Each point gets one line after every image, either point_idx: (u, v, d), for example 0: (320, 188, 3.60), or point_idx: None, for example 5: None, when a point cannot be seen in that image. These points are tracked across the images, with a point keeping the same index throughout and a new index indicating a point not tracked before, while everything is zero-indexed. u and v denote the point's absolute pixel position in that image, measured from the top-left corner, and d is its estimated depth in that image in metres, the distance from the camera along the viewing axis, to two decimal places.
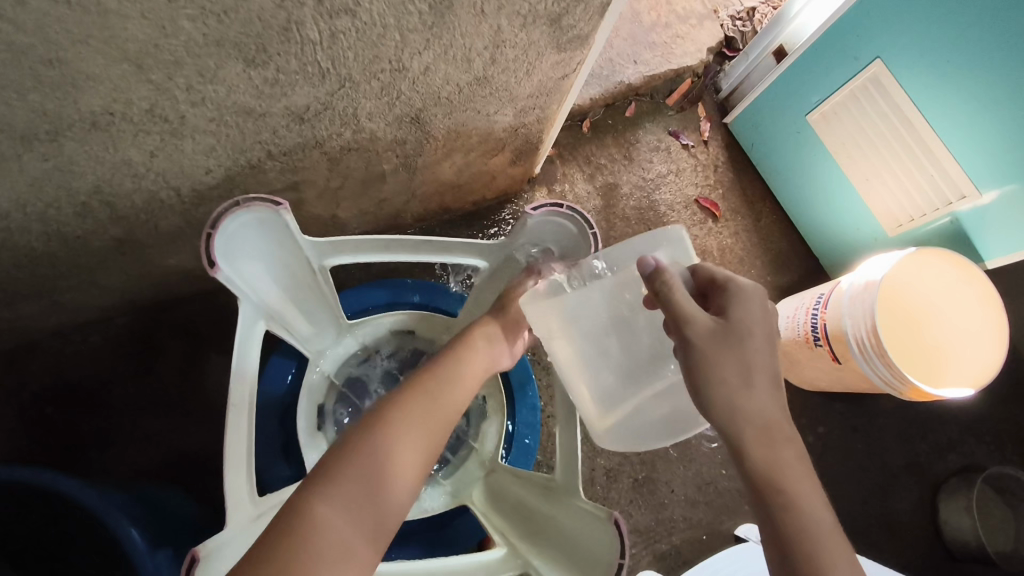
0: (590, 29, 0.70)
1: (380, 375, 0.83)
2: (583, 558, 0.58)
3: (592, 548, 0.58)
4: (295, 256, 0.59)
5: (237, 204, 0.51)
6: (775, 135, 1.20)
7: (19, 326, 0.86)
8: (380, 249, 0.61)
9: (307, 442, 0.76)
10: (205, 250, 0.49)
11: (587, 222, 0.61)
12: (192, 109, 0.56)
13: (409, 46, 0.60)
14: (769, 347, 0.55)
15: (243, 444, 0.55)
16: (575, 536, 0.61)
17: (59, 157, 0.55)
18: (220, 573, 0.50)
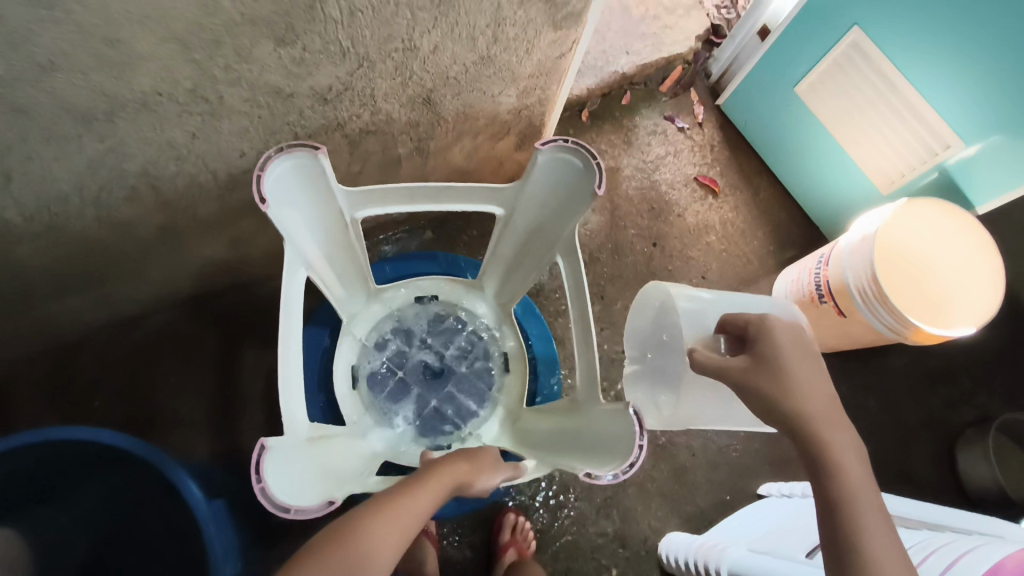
0: (582, 6, 0.77)
1: (409, 339, 0.88)
2: (608, 448, 0.63)
3: (614, 437, 0.63)
4: (331, 207, 0.66)
5: (280, 150, 0.57)
6: (766, 110, 1.26)
7: (70, 321, 0.93)
8: (405, 197, 0.68)
9: (345, 401, 0.83)
10: (256, 188, 0.55)
11: (590, 154, 0.62)
12: (229, 89, 0.63)
13: (419, 24, 0.66)
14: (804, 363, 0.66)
15: (292, 370, 0.62)
16: (603, 434, 0.65)
17: (114, 137, 0.62)
18: (283, 473, 0.54)
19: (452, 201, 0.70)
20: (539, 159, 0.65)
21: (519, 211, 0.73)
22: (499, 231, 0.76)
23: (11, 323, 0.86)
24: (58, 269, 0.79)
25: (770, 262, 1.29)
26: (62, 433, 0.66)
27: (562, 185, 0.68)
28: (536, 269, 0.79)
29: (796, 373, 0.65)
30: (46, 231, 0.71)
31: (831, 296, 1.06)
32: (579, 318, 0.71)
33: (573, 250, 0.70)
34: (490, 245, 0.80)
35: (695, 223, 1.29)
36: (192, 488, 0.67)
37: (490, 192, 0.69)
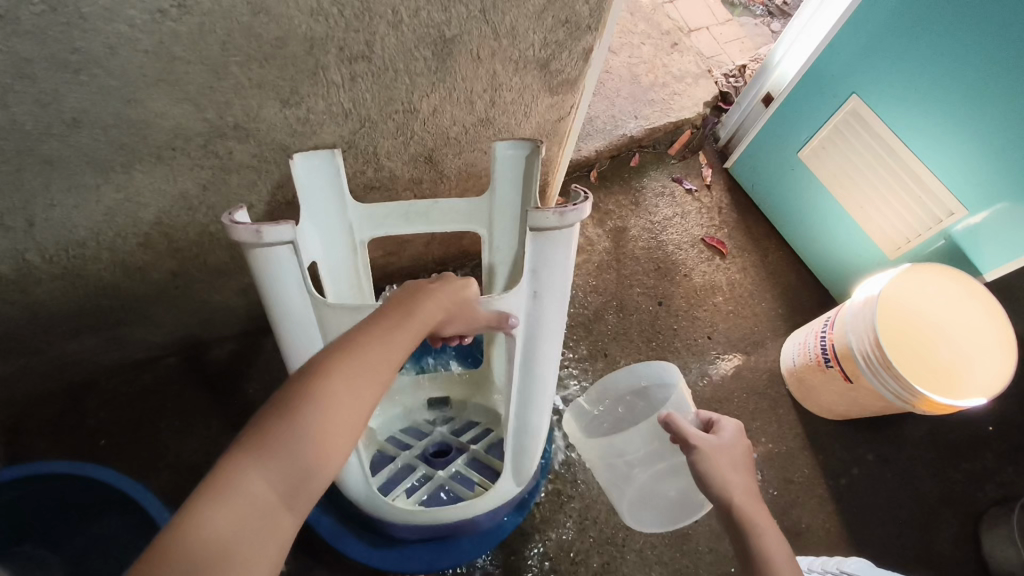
0: (577, 74, 0.81)
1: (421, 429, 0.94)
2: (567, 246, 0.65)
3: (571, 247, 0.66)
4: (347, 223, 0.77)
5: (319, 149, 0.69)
6: (772, 173, 1.29)
7: (86, 360, 0.97)
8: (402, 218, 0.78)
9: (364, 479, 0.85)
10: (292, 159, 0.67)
11: (530, 140, 0.72)
12: (239, 146, 0.68)
13: (418, 88, 0.72)
14: (742, 470, 0.68)
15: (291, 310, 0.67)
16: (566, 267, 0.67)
17: (130, 187, 0.67)
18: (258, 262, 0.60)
19: (441, 222, 0.79)
20: (494, 152, 0.74)
21: (499, 229, 0.82)
22: (487, 261, 0.86)
23: (29, 360, 0.90)
24: (72, 310, 0.83)
25: (780, 324, 1.27)
26: (57, 467, 0.70)
27: (519, 181, 0.76)
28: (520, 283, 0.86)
29: (738, 475, 0.67)
30: (63, 273, 0.75)
31: (836, 359, 1.04)
32: None
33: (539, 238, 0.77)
34: (484, 280, 0.88)
35: (702, 283, 1.29)
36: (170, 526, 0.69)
37: (466, 205, 0.79)
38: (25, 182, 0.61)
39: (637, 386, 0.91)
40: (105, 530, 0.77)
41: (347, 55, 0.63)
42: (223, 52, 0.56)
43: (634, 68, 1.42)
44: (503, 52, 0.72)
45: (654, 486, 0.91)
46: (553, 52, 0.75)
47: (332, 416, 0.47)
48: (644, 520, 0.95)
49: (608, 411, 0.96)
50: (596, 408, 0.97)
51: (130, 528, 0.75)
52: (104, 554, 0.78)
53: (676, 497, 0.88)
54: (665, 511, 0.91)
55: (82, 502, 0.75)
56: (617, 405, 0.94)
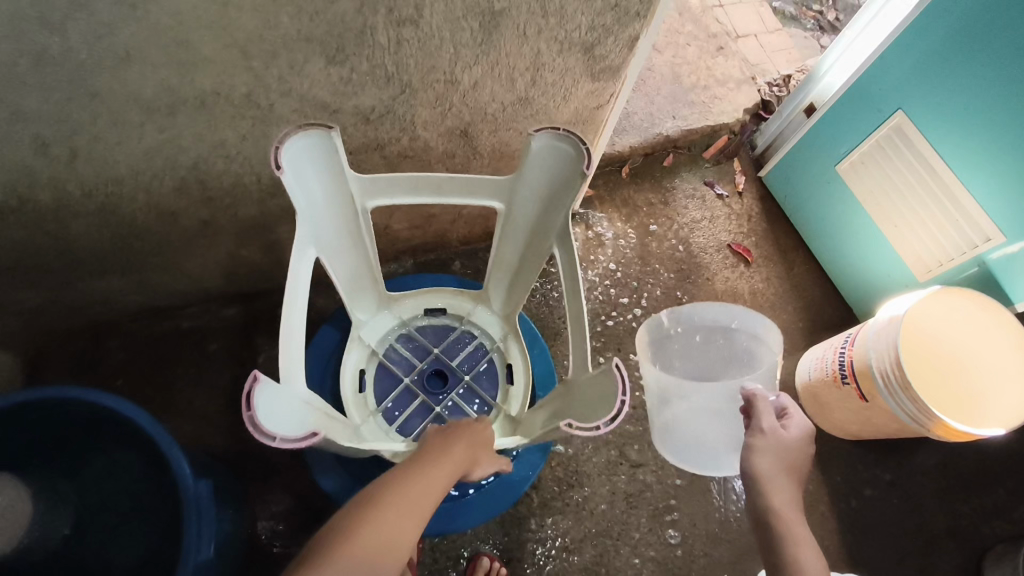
0: (620, 62, 0.81)
1: (417, 349, 0.85)
2: (589, 405, 0.64)
3: (593, 399, 0.64)
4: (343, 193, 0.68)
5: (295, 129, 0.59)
6: (806, 185, 1.27)
7: (112, 299, 0.99)
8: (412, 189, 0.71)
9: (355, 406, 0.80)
10: (274, 155, 0.57)
11: (579, 141, 0.63)
12: (281, 99, 0.69)
13: (461, 58, 0.72)
14: (792, 472, 0.72)
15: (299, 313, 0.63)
16: (586, 394, 0.66)
17: (172, 130, 0.68)
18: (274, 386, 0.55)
19: (455, 194, 0.72)
20: (530, 148, 0.65)
21: (518, 206, 0.73)
22: (501, 232, 0.77)
23: (59, 293, 0.92)
24: (103, 248, 0.85)
25: (797, 338, 1.25)
26: (78, 393, 0.71)
27: (556, 177, 0.68)
28: (536, 264, 0.78)
29: (786, 476, 0.71)
30: (99, 210, 0.77)
31: (853, 377, 1.03)
32: (573, 292, 0.70)
33: (566, 235, 0.70)
34: (496, 245, 0.80)
35: (724, 289, 1.28)
36: (179, 463, 0.70)
37: (491, 183, 0.70)
38: (73, 112, 0.63)
39: (725, 325, 0.94)
40: (120, 459, 0.79)
41: (396, 18, 0.63)
42: (275, 1, 0.57)
43: (677, 67, 1.41)
44: (550, 32, 0.72)
45: (691, 420, 0.94)
46: (599, 37, 0.75)
47: (370, 534, 0.49)
48: (669, 450, 1.01)
49: (681, 334, 0.97)
50: (673, 326, 0.97)
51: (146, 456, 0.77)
52: (124, 491, 0.81)
53: (718, 443, 0.93)
54: (692, 451, 0.97)
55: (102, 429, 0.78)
56: (696, 334, 0.97)
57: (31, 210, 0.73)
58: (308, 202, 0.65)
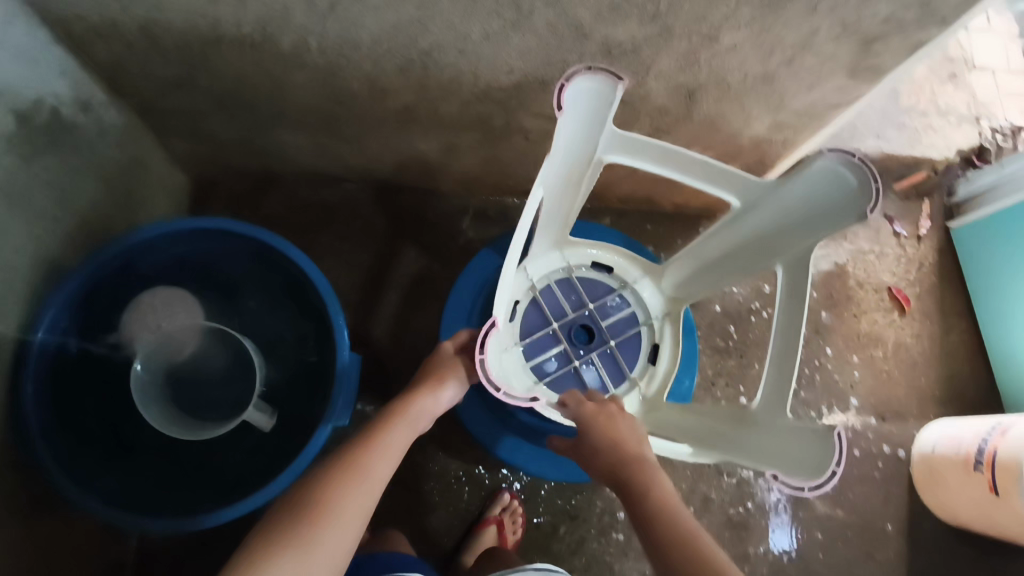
0: (889, 65, 0.74)
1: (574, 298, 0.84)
2: (789, 461, 0.61)
3: (798, 456, 0.61)
4: (587, 146, 0.65)
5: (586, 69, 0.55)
6: (996, 254, 1.16)
7: (287, 154, 1.03)
8: (661, 159, 0.66)
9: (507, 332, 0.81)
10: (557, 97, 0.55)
11: (875, 176, 0.55)
12: (542, 9, 0.65)
13: (735, 16, 0.66)
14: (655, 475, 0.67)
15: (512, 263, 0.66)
16: (793, 449, 0.61)
17: (427, 12, 0.66)
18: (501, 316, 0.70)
19: (700, 180, 0.68)
20: (811, 164, 0.60)
21: (754, 214, 0.68)
22: (718, 227, 0.74)
23: (249, 135, 0.96)
24: (308, 105, 0.87)
25: (929, 406, 1.19)
26: (275, 239, 0.79)
27: (815, 205, 0.63)
28: (742, 272, 0.75)
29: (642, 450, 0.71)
30: (325, 68, 0.78)
31: (991, 469, 0.97)
32: (788, 323, 0.67)
33: (802, 265, 0.66)
34: (700, 237, 0.77)
35: (868, 331, 1.21)
36: (346, 341, 0.79)
37: (741, 181, 0.65)
38: None
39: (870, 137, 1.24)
40: (286, 304, 0.90)
41: None
42: None
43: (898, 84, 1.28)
44: (844, 12, 0.64)
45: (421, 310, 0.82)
46: (887, 32, 0.68)
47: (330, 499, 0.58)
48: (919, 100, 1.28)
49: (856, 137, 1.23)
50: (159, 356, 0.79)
51: (306, 306, 0.86)
52: (270, 336, 0.92)
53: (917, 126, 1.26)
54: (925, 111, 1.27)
55: (278, 276, 0.87)
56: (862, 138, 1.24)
57: (270, 50, 0.74)
58: (563, 147, 0.63)
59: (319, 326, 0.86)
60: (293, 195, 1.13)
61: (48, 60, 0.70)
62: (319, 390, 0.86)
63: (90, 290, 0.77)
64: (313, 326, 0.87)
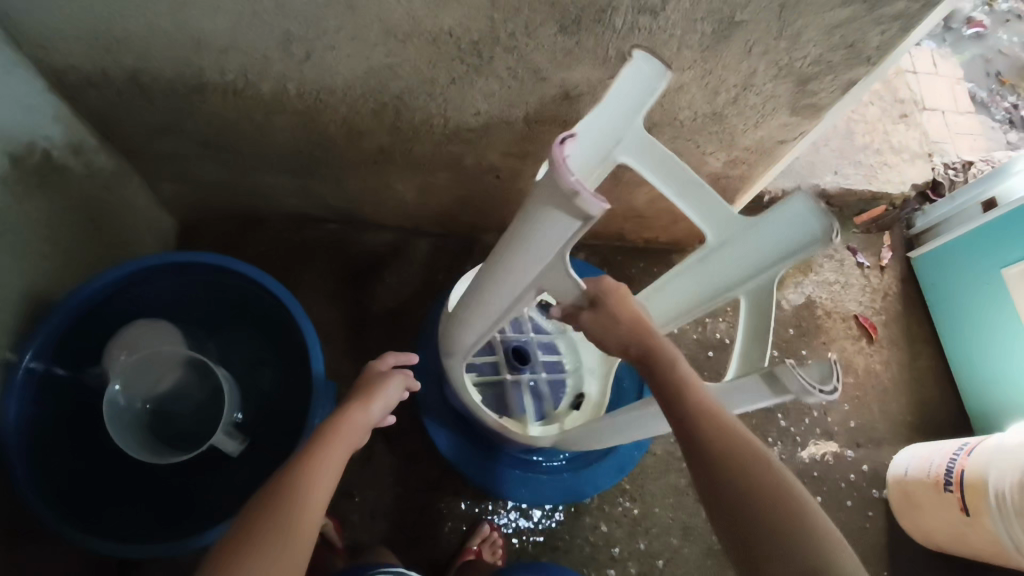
0: (827, 102, 0.79)
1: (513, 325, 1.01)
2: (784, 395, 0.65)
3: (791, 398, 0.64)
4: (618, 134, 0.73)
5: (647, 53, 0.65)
6: (954, 282, 1.22)
7: (271, 195, 1.08)
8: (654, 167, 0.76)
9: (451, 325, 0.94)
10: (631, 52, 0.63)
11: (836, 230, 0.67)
12: (502, 54, 0.72)
13: (678, 59, 0.72)
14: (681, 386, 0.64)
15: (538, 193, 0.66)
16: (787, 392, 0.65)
17: (397, 58, 0.72)
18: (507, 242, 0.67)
19: (687, 203, 0.77)
20: (788, 204, 0.69)
21: (726, 250, 0.79)
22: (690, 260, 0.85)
23: (234, 177, 1.01)
24: (289, 147, 0.92)
25: (900, 431, 1.22)
26: (255, 273, 0.82)
27: (785, 243, 0.72)
28: (698, 305, 0.87)
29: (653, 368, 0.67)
30: (304, 112, 0.83)
31: (960, 487, 0.99)
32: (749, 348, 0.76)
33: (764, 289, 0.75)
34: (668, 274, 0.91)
35: (838, 359, 1.24)
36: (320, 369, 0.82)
37: (725, 215, 0.76)
38: (326, 18, 0.67)
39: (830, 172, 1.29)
40: (265, 338, 0.93)
41: (641, 5, 0.64)
42: None
43: (854, 123, 1.35)
44: (776, 54, 0.71)
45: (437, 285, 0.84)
46: (820, 71, 0.73)
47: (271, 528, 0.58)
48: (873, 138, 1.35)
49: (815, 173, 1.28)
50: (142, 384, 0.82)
51: (285, 338, 0.90)
52: (247, 358, 0.95)
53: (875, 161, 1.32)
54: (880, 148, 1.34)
55: (258, 310, 0.91)
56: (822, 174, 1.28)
57: (251, 95, 0.80)
58: (606, 115, 0.68)
59: (297, 357, 0.89)
60: (277, 234, 1.17)
61: (41, 106, 0.76)
62: (294, 409, 0.89)
63: (77, 325, 0.80)
64: (291, 358, 0.90)
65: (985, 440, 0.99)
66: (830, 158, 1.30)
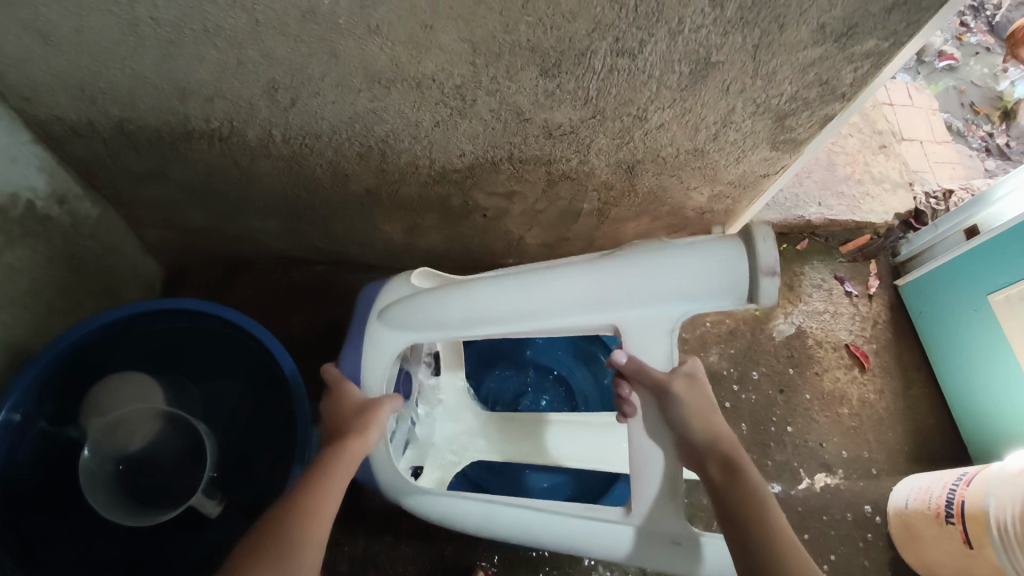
0: (805, 137, 0.81)
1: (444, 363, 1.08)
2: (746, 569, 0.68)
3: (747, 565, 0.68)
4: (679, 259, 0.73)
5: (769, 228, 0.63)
6: (942, 308, 1.22)
7: (258, 239, 1.08)
8: None
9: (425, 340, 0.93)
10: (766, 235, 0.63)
11: None
12: (484, 97, 0.73)
13: (658, 99, 0.73)
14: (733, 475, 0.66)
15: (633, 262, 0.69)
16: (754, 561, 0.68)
17: (381, 103, 0.73)
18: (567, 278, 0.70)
19: None
20: None
21: None
22: None
23: (221, 222, 1.01)
24: (276, 191, 0.92)
25: (898, 461, 1.20)
26: (242, 319, 0.81)
27: None
28: None
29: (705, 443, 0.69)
30: (291, 157, 0.84)
31: (962, 519, 0.97)
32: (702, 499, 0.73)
33: None
34: None
35: (832, 389, 1.24)
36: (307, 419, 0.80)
37: None
38: (309, 67, 0.68)
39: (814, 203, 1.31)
40: (251, 386, 0.91)
41: (618, 48, 0.65)
42: (522, 11, 0.60)
43: (834, 155, 1.38)
44: (753, 92, 0.72)
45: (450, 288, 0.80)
46: (796, 108, 0.75)
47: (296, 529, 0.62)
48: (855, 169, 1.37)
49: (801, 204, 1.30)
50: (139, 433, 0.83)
51: (271, 386, 0.88)
52: (230, 399, 0.93)
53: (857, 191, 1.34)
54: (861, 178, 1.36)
55: (244, 358, 0.89)
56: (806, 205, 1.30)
57: (237, 142, 0.80)
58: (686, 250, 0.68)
59: (282, 406, 0.87)
60: (264, 278, 1.17)
61: (26, 157, 0.76)
62: (281, 445, 0.87)
63: (56, 374, 0.78)
64: (276, 407, 0.88)
65: (985, 469, 0.98)
66: (812, 188, 1.32)
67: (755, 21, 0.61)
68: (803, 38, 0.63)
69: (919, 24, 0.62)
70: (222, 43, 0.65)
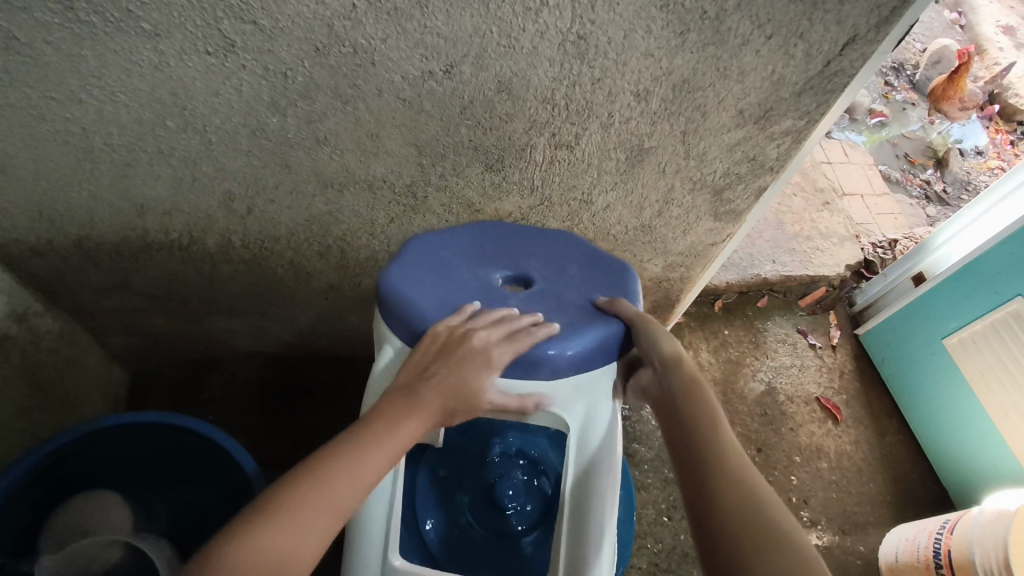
0: (744, 207, 0.85)
1: None
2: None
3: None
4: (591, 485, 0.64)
5: None
6: (901, 354, 1.25)
7: (223, 339, 1.08)
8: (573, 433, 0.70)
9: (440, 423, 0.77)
10: None
11: None
12: (434, 193, 0.76)
13: (602, 183, 0.77)
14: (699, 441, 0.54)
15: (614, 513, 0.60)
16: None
17: (334, 206, 0.76)
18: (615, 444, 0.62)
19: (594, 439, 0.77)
20: None
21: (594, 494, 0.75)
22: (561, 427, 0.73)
23: (186, 326, 1.01)
24: (239, 293, 0.93)
25: (883, 512, 1.19)
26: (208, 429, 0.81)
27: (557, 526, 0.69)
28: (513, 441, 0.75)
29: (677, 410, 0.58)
30: (250, 260, 0.85)
31: (950, 569, 0.96)
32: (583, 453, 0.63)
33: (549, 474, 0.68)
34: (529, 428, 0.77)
35: (809, 443, 1.24)
36: None
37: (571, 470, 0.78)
38: (263, 177, 0.71)
39: (769, 262, 1.36)
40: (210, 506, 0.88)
41: (556, 142, 0.69)
42: (460, 115, 0.64)
43: (782, 216, 1.45)
44: (687, 170, 0.76)
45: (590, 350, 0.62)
46: (730, 182, 0.79)
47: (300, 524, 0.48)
48: (803, 226, 1.44)
49: (755, 264, 1.36)
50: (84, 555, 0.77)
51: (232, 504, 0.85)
52: (192, 505, 0.90)
53: (807, 247, 1.40)
54: (810, 234, 1.43)
55: (207, 475, 0.87)
56: (761, 265, 1.36)
57: (195, 249, 0.81)
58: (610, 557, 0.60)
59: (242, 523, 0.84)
60: (231, 375, 1.15)
61: None
62: None
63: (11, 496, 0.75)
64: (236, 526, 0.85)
65: (965, 514, 0.98)
66: (763, 248, 1.38)
67: (679, 111, 0.66)
68: (725, 122, 0.68)
69: (828, 104, 0.66)
70: (177, 161, 0.67)
